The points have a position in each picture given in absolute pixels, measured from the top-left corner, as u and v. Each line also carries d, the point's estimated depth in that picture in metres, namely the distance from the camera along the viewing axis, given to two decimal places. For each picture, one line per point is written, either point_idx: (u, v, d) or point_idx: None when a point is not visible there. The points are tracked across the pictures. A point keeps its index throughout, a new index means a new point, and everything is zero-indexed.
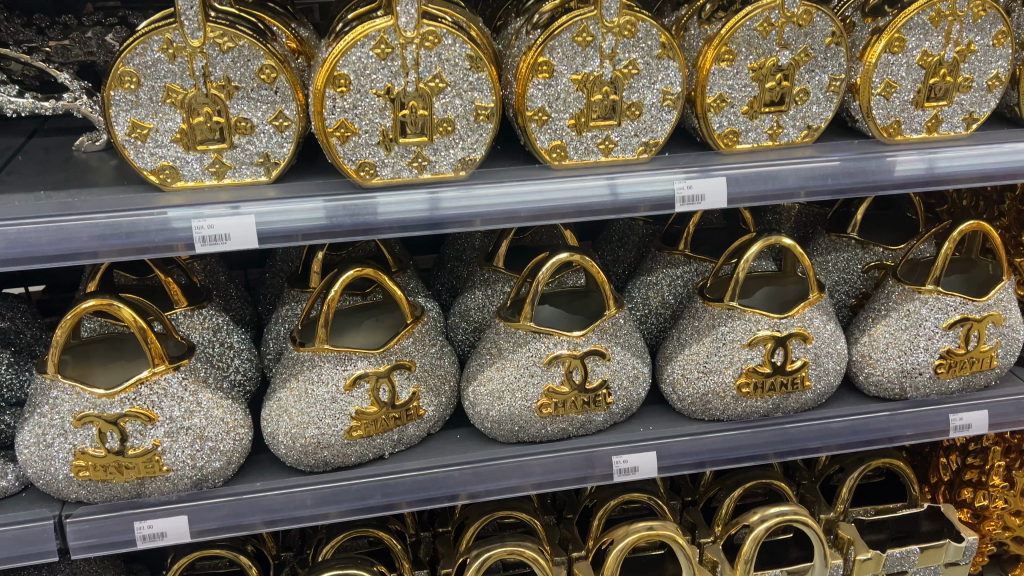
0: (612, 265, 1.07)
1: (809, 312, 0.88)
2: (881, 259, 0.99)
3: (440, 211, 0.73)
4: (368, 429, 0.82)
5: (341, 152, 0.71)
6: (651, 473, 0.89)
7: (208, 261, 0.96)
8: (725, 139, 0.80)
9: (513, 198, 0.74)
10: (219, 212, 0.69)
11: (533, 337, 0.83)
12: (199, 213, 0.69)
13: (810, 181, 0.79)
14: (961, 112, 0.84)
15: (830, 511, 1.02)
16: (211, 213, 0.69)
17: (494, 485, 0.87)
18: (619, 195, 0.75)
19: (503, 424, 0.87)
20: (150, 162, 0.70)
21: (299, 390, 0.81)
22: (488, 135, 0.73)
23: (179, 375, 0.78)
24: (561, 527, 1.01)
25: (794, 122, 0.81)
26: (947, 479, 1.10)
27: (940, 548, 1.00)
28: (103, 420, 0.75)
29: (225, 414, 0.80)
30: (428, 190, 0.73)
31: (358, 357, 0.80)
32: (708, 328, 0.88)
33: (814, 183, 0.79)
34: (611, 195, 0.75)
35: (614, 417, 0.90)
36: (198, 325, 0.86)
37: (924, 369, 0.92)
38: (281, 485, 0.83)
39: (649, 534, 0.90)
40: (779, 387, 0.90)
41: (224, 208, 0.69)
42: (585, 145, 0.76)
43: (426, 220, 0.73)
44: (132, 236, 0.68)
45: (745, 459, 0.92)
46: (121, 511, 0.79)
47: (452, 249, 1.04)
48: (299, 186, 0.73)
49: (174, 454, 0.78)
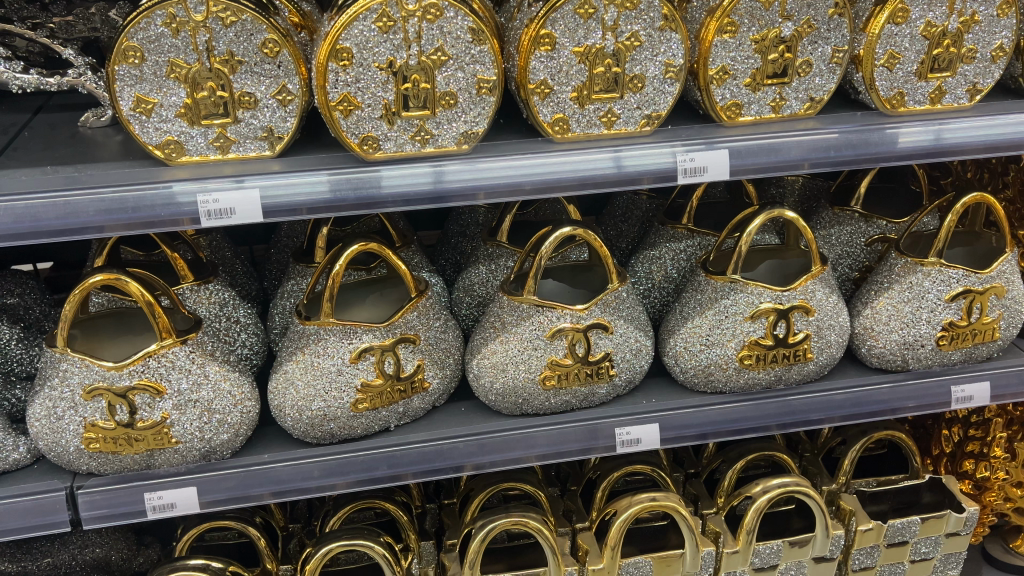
0: (615, 240, 1.08)
1: (812, 285, 0.88)
2: (884, 232, 0.99)
3: (444, 183, 0.73)
4: (373, 402, 0.83)
5: (344, 126, 0.71)
6: (654, 444, 0.90)
7: (214, 236, 0.96)
8: (728, 111, 0.80)
9: (517, 170, 0.74)
10: (224, 187, 0.70)
11: (536, 310, 0.84)
12: (203, 187, 0.69)
13: (813, 153, 0.79)
14: (965, 83, 0.84)
15: (834, 482, 1.02)
16: (215, 187, 0.69)
17: (499, 456, 0.88)
18: (623, 167, 0.75)
19: (507, 397, 0.88)
20: (155, 137, 0.71)
21: (306, 363, 0.81)
22: (490, 108, 0.73)
23: (186, 349, 0.78)
24: (565, 499, 1.02)
25: (797, 94, 0.81)
26: (948, 452, 1.10)
27: (941, 518, 1.01)
28: (112, 392, 0.76)
29: (232, 387, 0.81)
30: (432, 163, 0.73)
31: (363, 331, 0.81)
32: (711, 300, 0.89)
33: (817, 155, 0.79)
34: (615, 167, 0.75)
35: (617, 389, 0.91)
36: (206, 300, 0.87)
37: (925, 341, 0.93)
38: (288, 457, 0.84)
39: (651, 504, 0.91)
40: (781, 359, 0.90)
41: (229, 182, 0.70)
42: (588, 118, 0.76)
43: (429, 192, 0.73)
44: (138, 211, 0.69)
45: (747, 431, 0.93)
46: (131, 483, 0.81)
47: (456, 224, 1.04)
48: (303, 160, 0.74)
49: (182, 426, 0.79)
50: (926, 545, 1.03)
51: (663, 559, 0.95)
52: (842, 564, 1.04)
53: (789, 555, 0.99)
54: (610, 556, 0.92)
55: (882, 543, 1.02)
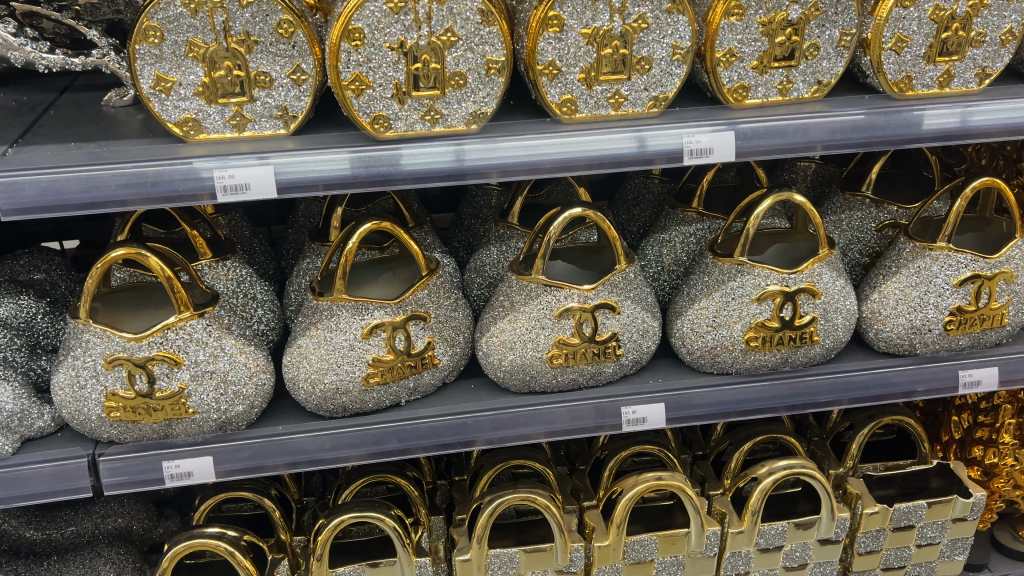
0: (626, 225, 1.09)
1: (818, 268, 0.89)
2: (895, 218, 1.00)
3: (466, 161, 0.75)
4: (385, 376, 0.85)
5: (356, 105, 0.72)
6: (660, 424, 0.91)
7: (233, 216, 0.99)
8: (735, 93, 0.81)
9: (531, 150, 0.75)
10: (245, 164, 0.71)
11: (545, 290, 0.85)
12: (222, 167, 0.71)
13: (827, 136, 0.80)
14: (974, 67, 0.84)
15: (841, 467, 1.04)
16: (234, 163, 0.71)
17: (507, 433, 0.90)
18: (645, 147, 0.77)
19: (515, 374, 0.89)
20: (173, 115, 0.72)
21: (319, 337, 0.84)
22: (499, 88, 0.74)
23: (203, 321, 0.81)
24: (573, 477, 1.05)
25: (804, 76, 0.81)
26: (958, 438, 1.10)
27: (947, 504, 1.02)
28: (132, 362, 0.78)
29: (248, 359, 0.83)
30: (452, 142, 0.75)
31: (375, 307, 0.83)
32: (718, 282, 0.90)
33: (831, 137, 0.80)
34: (638, 146, 0.77)
35: (624, 369, 0.92)
36: (224, 276, 0.90)
37: (932, 326, 0.93)
38: (302, 429, 0.87)
39: (657, 483, 0.93)
40: (788, 341, 0.91)
41: (251, 158, 0.72)
42: (595, 99, 0.77)
43: (453, 170, 0.75)
44: (157, 185, 0.71)
45: (755, 412, 0.94)
46: (150, 451, 0.84)
47: (470, 207, 1.06)
48: (317, 138, 0.75)
49: (200, 396, 0.82)
50: (932, 530, 1.04)
51: (668, 538, 0.97)
52: (847, 547, 1.05)
53: (795, 537, 1.00)
54: (616, 533, 0.95)
55: (888, 527, 1.02)
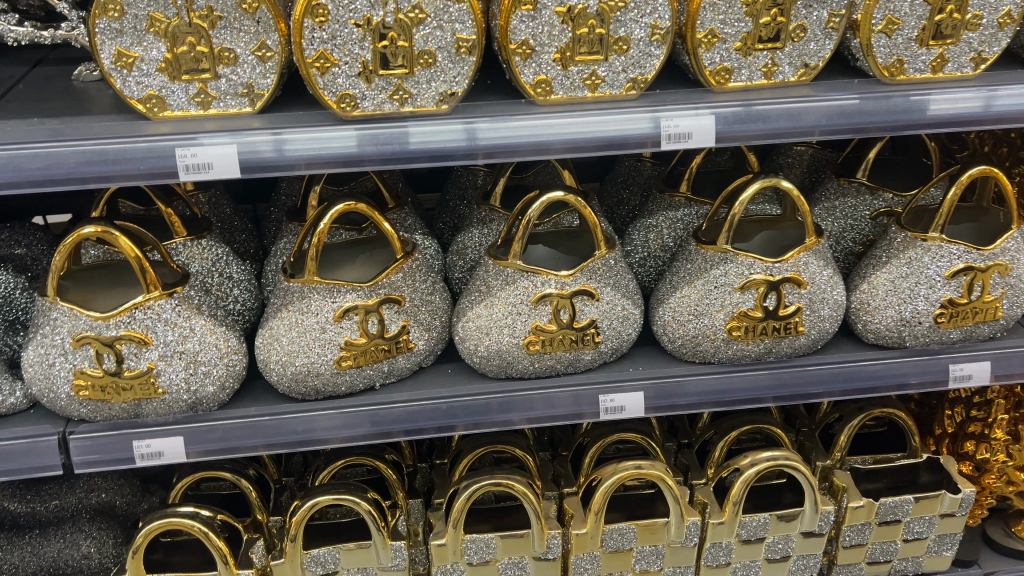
0: (616, 208, 1.07)
1: (804, 257, 0.86)
2: (890, 205, 0.97)
3: (476, 141, 0.73)
4: (357, 359, 0.84)
5: (320, 84, 0.71)
6: (638, 413, 0.89)
7: (213, 193, 0.97)
8: (717, 76, 0.79)
9: (549, 130, 0.74)
10: (264, 143, 0.70)
11: (522, 275, 0.84)
12: (236, 140, 0.70)
13: (829, 119, 0.77)
14: (969, 51, 0.81)
15: (828, 459, 1.02)
16: (257, 142, 0.70)
17: (482, 419, 0.88)
18: (647, 129, 0.74)
19: (492, 360, 0.88)
20: (136, 92, 0.71)
21: (290, 319, 0.83)
22: (470, 68, 0.72)
23: (172, 301, 0.80)
24: (555, 463, 1.04)
25: (790, 59, 0.79)
26: (950, 432, 1.07)
27: (935, 498, 0.99)
28: (99, 341, 0.78)
29: (218, 340, 0.82)
30: (463, 123, 0.73)
31: (347, 289, 0.82)
32: (701, 270, 0.87)
33: (831, 121, 0.77)
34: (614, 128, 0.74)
35: (603, 356, 0.90)
36: (199, 255, 0.88)
37: (923, 318, 0.90)
38: (274, 411, 0.86)
39: (636, 472, 0.92)
40: (771, 331, 0.89)
41: (267, 134, 0.71)
42: (571, 80, 0.75)
43: (461, 149, 0.73)
44: (117, 163, 0.69)
45: (737, 403, 0.92)
46: (120, 430, 0.83)
47: (455, 187, 1.04)
48: (283, 117, 0.73)
49: (169, 376, 0.81)
50: (919, 525, 1.02)
51: (647, 527, 0.96)
52: (832, 540, 1.03)
53: (777, 529, 0.98)
54: (594, 521, 0.94)
55: (873, 521, 1.01)
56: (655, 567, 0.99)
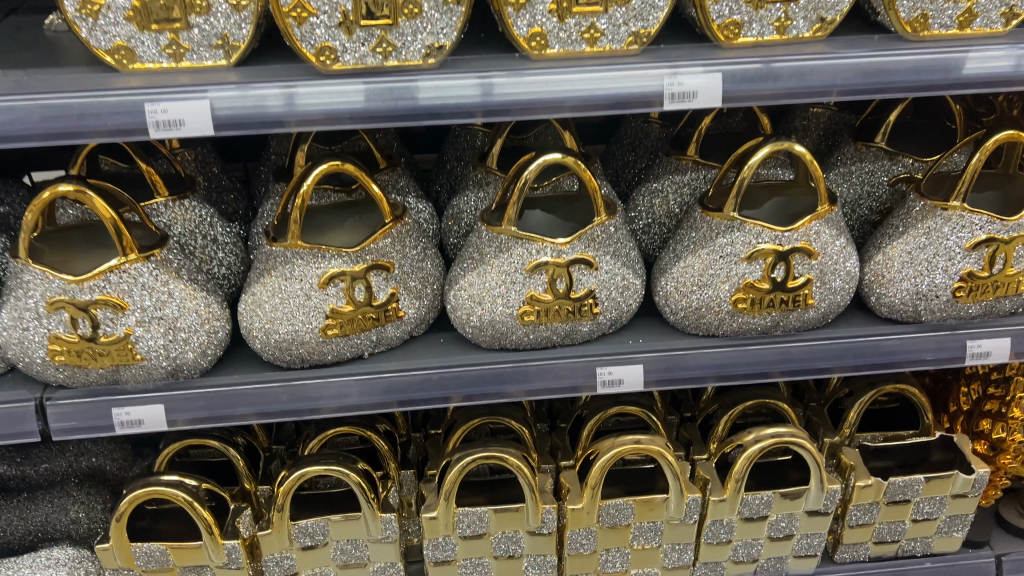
0: (621, 170, 1.02)
1: (816, 226, 0.81)
2: (910, 171, 0.92)
3: (495, 97, 0.68)
4: (344, 328, 0.81)
5: (298, 35, 0.67)
6: (637, 386, 0.85)
7: (199, 151, 0.93)
8: (725, 30, 0.73)
9: (564, 85, 0.69)
10: (275, 97, 0.66)
11: (516, 243, 0.80)
12: (245, 96, 0.66)
13: (845, 79, 0.72)
14: (1000, 6, 0.74)
15: (836, 435, 0.98)
16: (266, 97, 0.66)
17: (474, 391, 0.85)
18: (644, 87, 0.69)
19: (485, 330, 0.84)
20: (104, 42, 0.67)
21: (273, 285, 0.79)
22: (458, 19, 0.68)
23: (149, 265, 0.76)
24: (553, 435, 1.01)
25: (805, 13, 0.73)
26: (966, 410, 1.03)
27: (947, 478, 0.96)
28: (74, 306, 0.75)
29: (199, 306, 0.79)
30: (481, 75, 0.68)
31: (332, 255, 0.78)
32: (706, 239, 0.83)
33: (848, 81, 0.72)
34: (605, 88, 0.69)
35: (602, 328, 0.87)
36: (182, 216, 0.85)
37: (940, 292, 0.86)
38: (258, 379, 0.83)
39: (635, 447, 0.88)
40: (779, 304, 0.84)
41: (279, 88, 0.66)
42: (568, 33, 0.70)
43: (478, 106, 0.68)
44: (83, 118, 0.65)
45: (742, 378, 0.88)
46: (98, 397, 0.80)
47: (452, 147, 0.99)
48: (259, 71, 0.69)
49: (147, 342, 0.78)
50: (930, 505, 0.98)
51: (646, 504, 0.93)
52: (838, 518, 1.00)
53: (780, 507, 0.95)
54: (590, 496, 0.91)
55: (881, 500, 0.97)
56: (654, 544, 0.97)
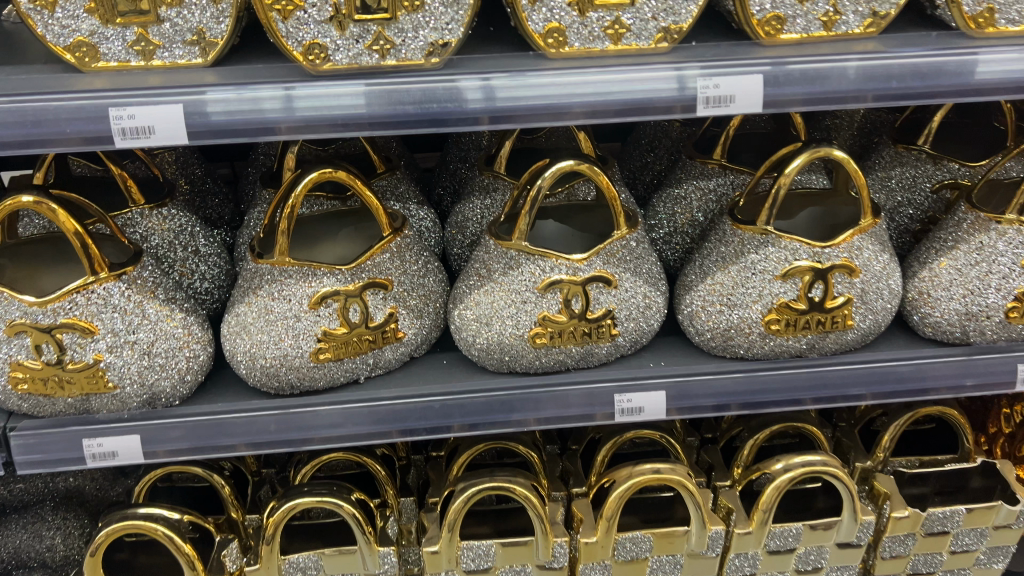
0: (640, 173, 0.95)
1: (858, 240, 0.74)
2: (954, 177, 0.84)
3: (495, 104, 0.61)
4: (337, 352, 0.73)
5: (283, 30, 0.59)
6: (658, 415, 0.78)
7: (181, 153, 0.85)
8: (765, 26, 0.65)
9: (560, 91, 0.61)
10: (275, 99, 0.59)
11: (526, 259, 0.73)
12: (242, 96, 0.58)
13: (901, 80, 0.64)
14: None
15: (868, 460, 0.91)
16: (264, 99, 0.59)
17: (479, 419, 0.77)
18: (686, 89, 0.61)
19: (493, 353, 0.76)
20: (63, 38, 0.59)
21: (259, 305, 0.72)
22: (465, 12, 0.60)
23: (120, 284, 0.69)
24: (564, 459, 0.93)
25: (855, 6, 0.66)
26: (1008, 432, 0.97)
27: (990, 509, 0.88)
28: (37, 330, 0.67)
29: (177, 328, 0.72)
30: (479, 77, 0.60)
31: (325, 273, 0.71)
32: (736, 254, 0.76)
33: (903, 83, 0.64)
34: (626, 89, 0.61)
35: (620, 350, 0.79)
36: (159, 226, 0.77)
37: (992, 313, 0.78)
38: (242, 407, 0.75)
39: (655, 477, 0.81)
40: (815, 325, 0.77)
41: (279, 89, 0.59)
42: (589, 29, 0.63)
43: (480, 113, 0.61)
44: (40, 125, 0.58)
45: (774, 405, 0.80)
46: (66, 427, 0.72)
47: (455, 148, 0.92)
48: (240, 71, 0.61)
49: (120, 369, 0.70)
50: (970, 536, 0.91)
51: (666, 536, 0.86)
52: (870, 549, 0.93)
53: (810, 539, 0.88)
54: (605, 529, 0.83)
55: (918, 531, 0.90)
56: None
